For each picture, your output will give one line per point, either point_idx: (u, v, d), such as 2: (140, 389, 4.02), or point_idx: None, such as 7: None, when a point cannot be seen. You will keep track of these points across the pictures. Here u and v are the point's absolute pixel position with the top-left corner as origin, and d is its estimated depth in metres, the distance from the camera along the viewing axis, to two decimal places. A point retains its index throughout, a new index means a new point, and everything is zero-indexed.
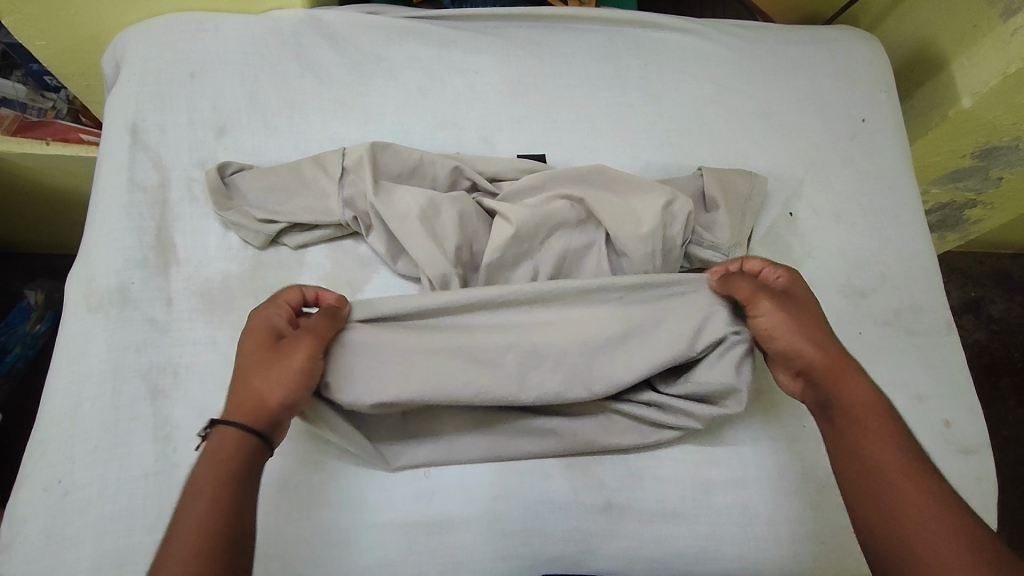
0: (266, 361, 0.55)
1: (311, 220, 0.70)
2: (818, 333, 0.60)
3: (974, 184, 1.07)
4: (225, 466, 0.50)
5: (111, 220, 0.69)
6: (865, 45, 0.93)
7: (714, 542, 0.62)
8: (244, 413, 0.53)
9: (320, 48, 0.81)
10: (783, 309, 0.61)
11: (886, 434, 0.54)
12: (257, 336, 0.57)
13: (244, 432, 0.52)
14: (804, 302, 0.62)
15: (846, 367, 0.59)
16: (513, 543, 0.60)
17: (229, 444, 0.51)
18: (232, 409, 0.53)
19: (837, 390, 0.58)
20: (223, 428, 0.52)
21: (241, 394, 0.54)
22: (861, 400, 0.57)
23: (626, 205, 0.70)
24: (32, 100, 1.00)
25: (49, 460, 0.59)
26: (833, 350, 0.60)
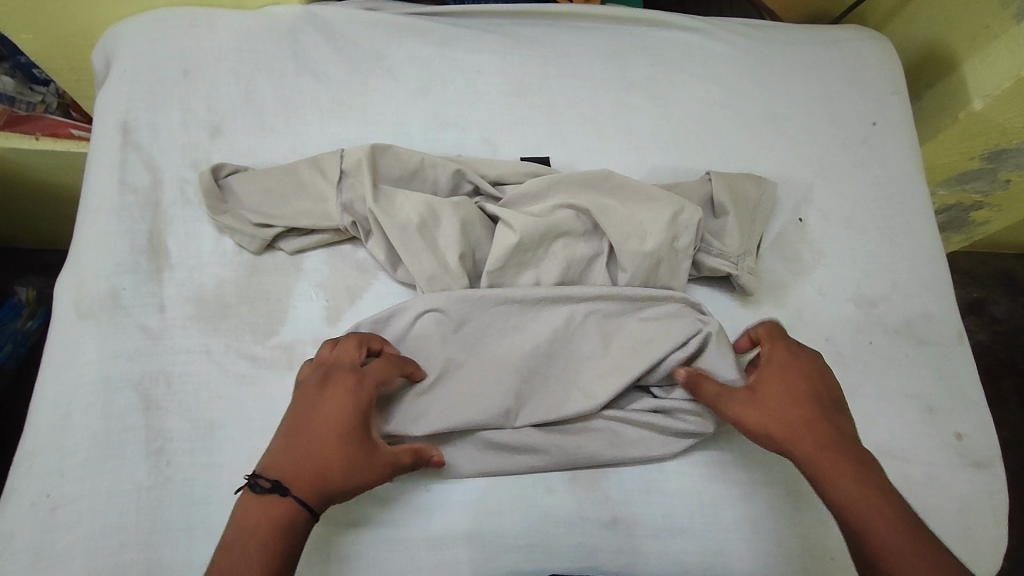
0: (355, 457, 0.52)
1: (308, 225, 0.67)
2: (792, 422, 0.56)
3: (982, 186, 1.05)
4: (276, 539, 0.48)
5: (102, 223, 0.67)
6: (875, 46, 0.91)
7: (722, 557, 0.61)
8: (312, 488, 0.50)
9: (317, 45, 0.78)
10: (746, 407, 0.58)
11: (875, 500, 0.51)
12: (352, 415, 0.53)
13: (301, 507, 0.49)
14: (777, 388, 0.59)
15: (834, 454, 0.54)
16: (516, 560, 0.58)
17: (285, 515, 0.49)
18: (300, 480, 0.50)
19: (823, 477, 0.54)
20: (284, 500, 0.49)
21: (313, 467, 0.51)
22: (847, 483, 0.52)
23: (635, 215, 0.68)
24: (21, 93, 0.97)
25: (38, 473, 0.57)
26: (815, 436, 0.55)
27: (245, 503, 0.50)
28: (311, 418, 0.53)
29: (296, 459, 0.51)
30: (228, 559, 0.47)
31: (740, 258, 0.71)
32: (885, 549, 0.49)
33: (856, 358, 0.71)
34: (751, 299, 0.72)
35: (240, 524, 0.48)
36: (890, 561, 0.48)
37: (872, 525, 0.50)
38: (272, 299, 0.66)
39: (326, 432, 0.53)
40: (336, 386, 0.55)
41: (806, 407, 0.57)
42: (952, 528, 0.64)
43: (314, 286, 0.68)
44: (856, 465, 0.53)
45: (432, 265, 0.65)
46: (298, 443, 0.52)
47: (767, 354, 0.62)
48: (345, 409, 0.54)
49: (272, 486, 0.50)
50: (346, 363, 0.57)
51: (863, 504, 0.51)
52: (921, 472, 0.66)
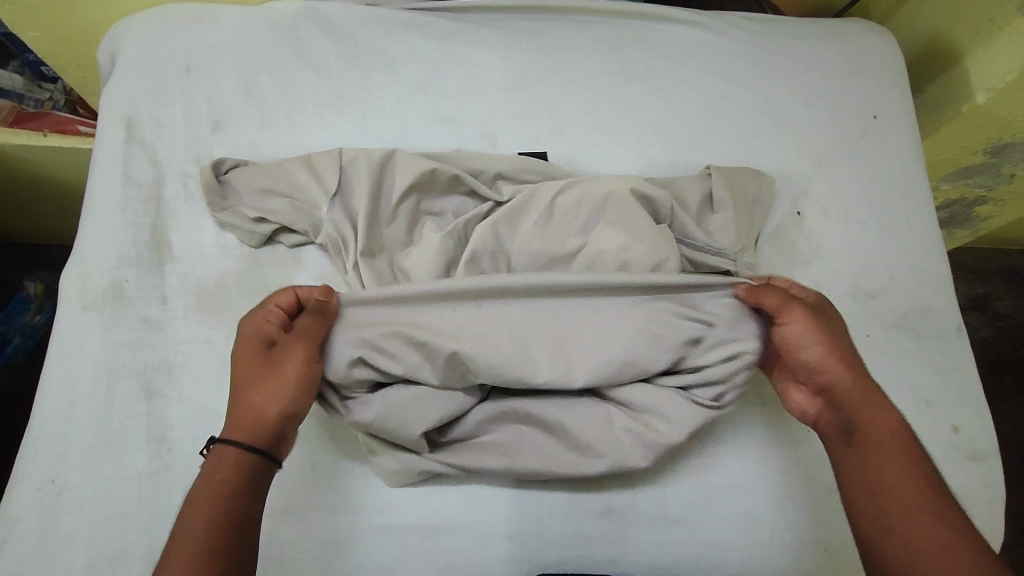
0: (258, 376, 0.53)
1: (304, 227, 0.68)
2: (843, 352, 0.58)
3: (986, 181, 1.05)
4: (214, 482, 0.49)
5: (106, 216, 0.68)
6: (877, 39, 0.91)
7: (716, 547, 0.61)
8: (237, 424, 0.52)
9: (319, 40, 0.79)
10: (814, 320, 0.59)
11: (903, 444, 0.53)
12: (252, 349, 0.55)
13: (229, 447, 0.50)
14: (835, 320, 0.60)
15: (872, 392, 0.56)
16: (509, 549, 0.59)
17: (220, 464, 0.50)
18: (229, 425, 0.52)
19: (863, 414, 0.55)
20: (217, 448, 0.51)
21: (234, 407, 0.53)
22: (885, 423, 0.54)
23: (630, 218, 0.68)
24: (29, 91, 0.99)
25: (42, 460, 0.58)
26: (863, 375, 0.57)
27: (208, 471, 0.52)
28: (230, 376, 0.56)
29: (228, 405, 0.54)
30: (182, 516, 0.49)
31: (738, 254, 0.71)
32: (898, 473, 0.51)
33: None
34: None
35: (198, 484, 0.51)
36: (909, 499, 0.49)
37: (901, 463, 0.52)
38: (272, 290, 0.67)
39: (238, 370, 0.54)
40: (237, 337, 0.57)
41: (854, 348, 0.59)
42: None
43: (313, 278, 0.69)
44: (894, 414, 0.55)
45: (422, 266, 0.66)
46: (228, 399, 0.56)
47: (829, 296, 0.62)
48: (244, 346, 0.55)
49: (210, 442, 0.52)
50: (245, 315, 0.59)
51: (895, 443, 0.53)
52: None
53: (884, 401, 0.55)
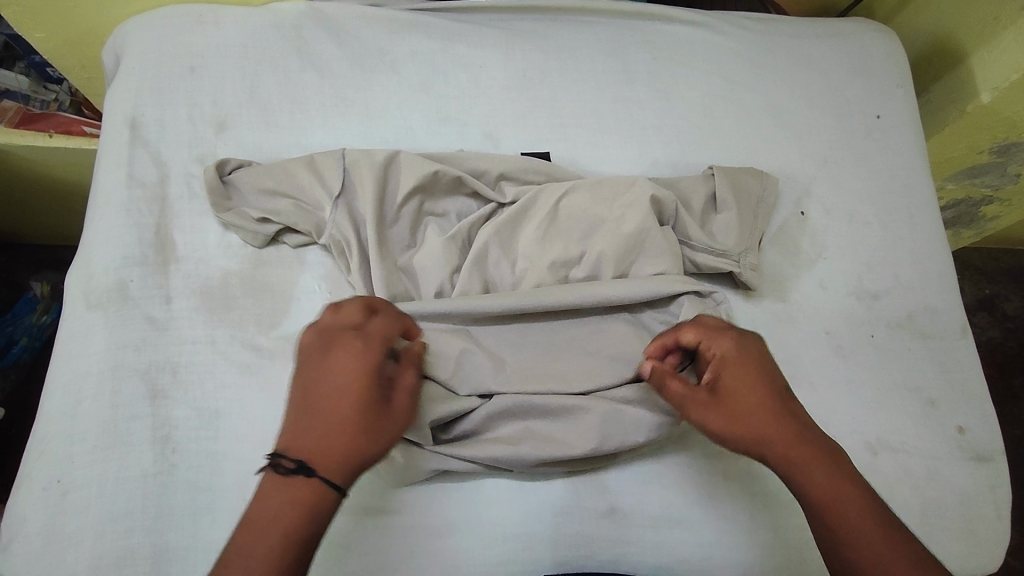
0: (371, 420, 0.49)
1: (306, 228, 0.68)
2: (763, 425, 0.52)
3: (992, 181, 1.04)
4: (304, 522, 0.45)
5: (111, 217, 0.69)
6: (881, 38, 0.91)
7: (720, 548, 0.61)
8: (339, 463, 0.47)
9: (322, 42, 0.80)
10: (715, 413, 0.53)
11: (848, 491, 0.50)
12: (368, 383, 0.50)
13: (329, 487, 0.46)
14: (740, 383, 0.53)
15: (805, 449, 0.51)
16: (513, 549, 0.59)
17: (313, 503, 0.46)
18: (324, 458, 0.47)
19: (802, 479, 0.50)
20: (314, 483, 0.46)
21: (333, 441, 0.47)
22: (825, 483, 0.50)
23: (637, 220, 0.68)
24: (35, 92, 0.99)
25: (48, 460, 0.59)
26: (788, 433, 0.52)
27: (267, 484, 0.46)
28: (315, 390, 0.50)
29: (318, 436, 0.48)
30: (251, 547, 0.44)
31: (741, 255, 0.71)
32: (862, 540, 0.48)
33: (857, 351, 0.71)
34: (753, 292, 0.72)
35: (260, 504, 0.46)
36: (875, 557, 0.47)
37: (849, 519, 0.48)
38: (276, 291, 0.68)
39: (342, 401, 0.49)
40: (343, 353, 0.51)
41: (777, 397, 0.53)
42: (953, 522, 0.64)
43: (317, 280, 0.69)
44: (828, 460, 0.51)
45: (427, 269, 0.67)
46: (300, 411, 0.49)
47: (727, 342, 0.56)
48: (360, 376, 0.50)
49: (296, 467, 0.46)
50: (343, 325, 0.53)
51: (839, 499, 0.49)
52: (923, 467, 0.66)
53: (817, 452, 0.51)
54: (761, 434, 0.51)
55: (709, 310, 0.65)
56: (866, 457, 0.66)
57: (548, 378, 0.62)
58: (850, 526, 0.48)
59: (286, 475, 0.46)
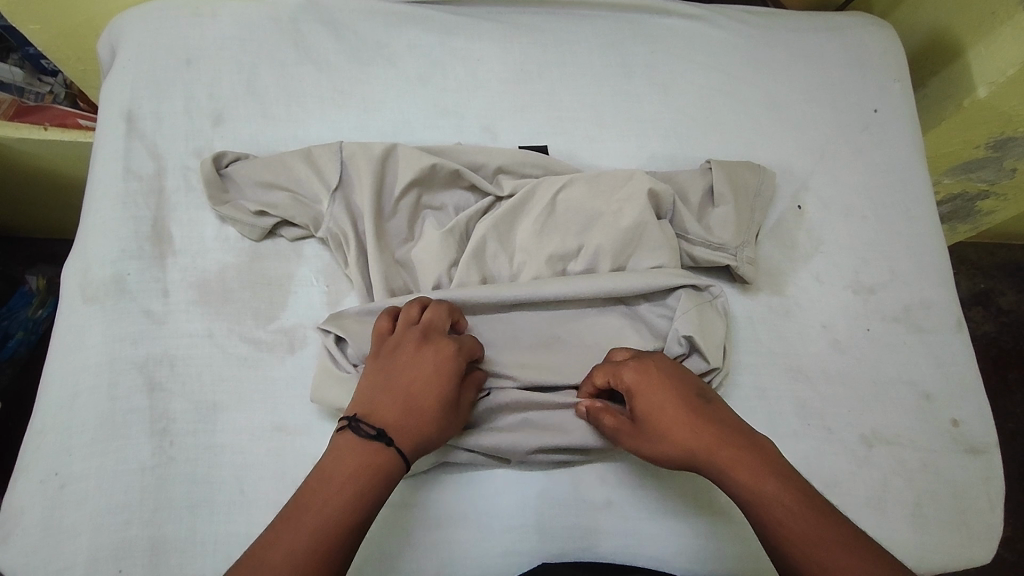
0: (445, 413, 0.54)
1: (303, 221, 0.68)
2: (683, 440, 0.53)
3: (988, 175, 1.05)
4: (373, 488, 0.49)
5: (108, 210, 0.68)
6: (879, 32, 0.91)
7: (715, 540, 0.61)
8: (411, 443, 0.51)
9: (319, 34, 0.79)
10: (641, 443, 0.55)
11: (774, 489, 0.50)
12: (449, 383, 0.54)
13: (398, 460, 0.50)
14: (651, 406, 0.55)
15: (728, 454, 0.52)
16: (510, 541, 0.59)
17: (383, 472, 0.49)
18: (400, 436, 0.51)
19: (731, 482, 0.51)
20: (388, 453, 0.50)
21: (414, 422, 0.52)
22: (750, 484, 0.50)
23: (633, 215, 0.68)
24: (29, 84, 0.98)
25: (46, 452, 0.59)
26: (702, 443, 0.52)
27: (346, 445, 0.50)
28: (399, 376, 0.53)
29: (400, 414, 0.52)
30: (322, 502, 0.47)
31: (739, 249, 0.71)
32: (795, 536, 0.48)
33: (853, 344, 0.72)
34: (750, 285, 0.73)
35: (336, 463, 0.49)
36: (810, 551, 0.47)
37: (776, 518, 0.49)
38: (274, 284, 0.67)
39: (427, 391, 0.53)
40: (434, 347, 0.55)
41: (692, 409, 0.54)
42: (946, 513, 0.65)
43: (314, 273, 0.69)
44: (751, 458, 0.51)
45: (425, 262, 0.67)
46: (384, 389, 0.53)
47: (632, 368, 0.57)
48: (448, 374, 0.54)
49: (376, 434, 0.50)
50: (436, 325, 0.57)
51: (767, 500, 0.49)
52: (917, 459, 0.67)
53: (737, 453, 0.52)
54: (683, 452, 0.53)
55: (707, 303, 0.66)
56: (862, 449, 0.66)
57: (542, 370, 0.63)
58: (779, 523, 0.49)
59: (370, 439, 0.50)
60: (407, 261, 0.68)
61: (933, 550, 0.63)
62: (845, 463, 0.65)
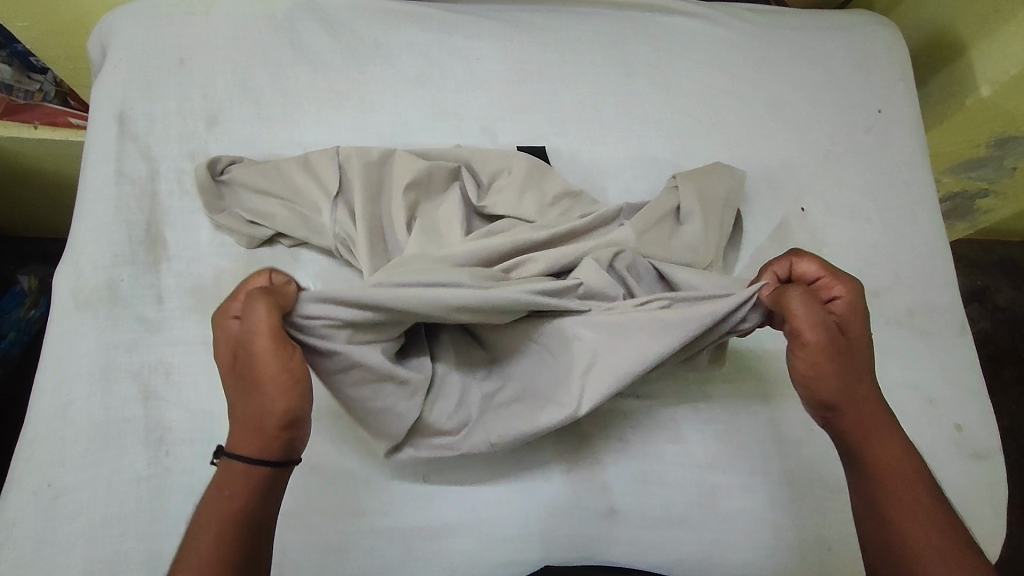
0: (242, 392, 0.46)
1: (301, 234, 0.67)
2: (864, 376, 0.50)
3: (988, 174, 1.04)
4: (225, 495, 0.45)
5: (99, 213, 0.67)
6: (883, 31, 0.90)
7: (719, 547, 0.61)
8: (237, 437, 0.46)
9: (315, 33, 0.78)
10: (837, 344, 0.49)
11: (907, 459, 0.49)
12: (235, 353, 0.46)
13: (239, 464, 0.45)
14: (858, 334, 0.51)
15: (882, 414, 0.51)
16: (512, 549, 0.58)
17: (229, 482, 0.45)
18: (230, 438, 0.47)
19: (873, 435, 0.50)
20: (225, 463, 0.46)
21: (233, 422, 0.47)
22: (890, 446, 0.50)
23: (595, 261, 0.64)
24: (18, 82, 0.94)
25: (38, 463, 0.57)
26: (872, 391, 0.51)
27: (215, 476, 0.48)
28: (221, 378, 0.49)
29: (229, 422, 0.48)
30: (188, 538, 0.44)
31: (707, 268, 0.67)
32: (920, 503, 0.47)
33: None
34: None
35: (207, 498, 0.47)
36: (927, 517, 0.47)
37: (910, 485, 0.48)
38: None
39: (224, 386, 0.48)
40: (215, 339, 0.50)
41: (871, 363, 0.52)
42: None
43: (312, 276, 0.67)
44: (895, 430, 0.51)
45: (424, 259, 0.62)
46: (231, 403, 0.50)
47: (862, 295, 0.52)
48: (222, 356, 0.47)
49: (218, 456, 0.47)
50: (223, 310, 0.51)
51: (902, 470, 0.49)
52: None
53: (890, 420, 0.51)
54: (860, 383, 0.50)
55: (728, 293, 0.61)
56: None
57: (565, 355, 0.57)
58: (912, 489, 0.48)
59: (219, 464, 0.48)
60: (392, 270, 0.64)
61: None
62: None
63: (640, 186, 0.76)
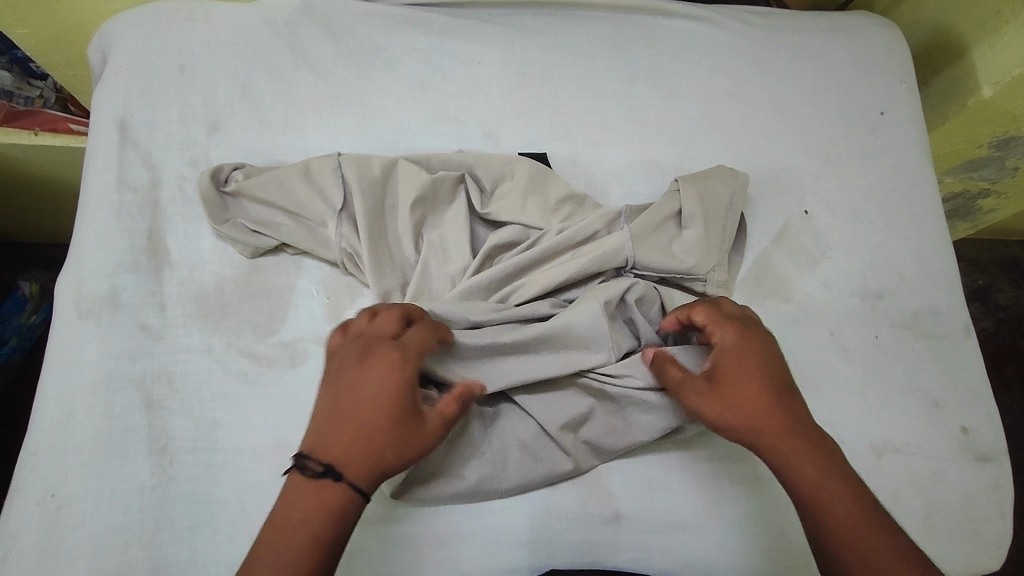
0: (406, 436, 0.50)
1: (307, 247, 0.67)
2: (760, 407, 0.54)
3: (990, 174, 1.04)
4: (333, 523, 0.47)
5: (101, 222, 0.67)
6: (884, 32, 0.90)
7: (726, 552, 0.60)
8: (362, 468, 0.49)
9: (316, 39, 0.78)
10: (712, 396, 0.55)
11: (838, 486, 0.51)
12: (402, 391, 0.51)
13: (354, 492, 0.48)
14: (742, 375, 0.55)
15: (800, 442, 0.53)
16: (518, 557, 0.58)
17: (344, 510, 0.48)
18: (353, 466, 0.49)
19: (790, 466, 0.52)
20: (343, 488, 0.48)
21: (365, 451, 0.49)
22: (811, 477, 0.51)
23: (596, 271, 0.65)
24: (18, 88, 0.94)
25: (41, 473, 0.57)
26: (777, 420, 0.53)
27: (296, 486, 0.48)
28: (342, 391, 0.52)
29: (347, 442, 0.49)
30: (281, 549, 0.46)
31: (711, 272, 0.68)
32: (847, 532, 0.49)
33: (863, 351, 0.71)
34: (746, 291, 0.72)
35: (286, 508, 0.47)
36: (855, 547, 0.48)
37: (834, 518, 0.50)
38: (273, 296, 0.66)
39: (378, 414, 0.50)
40: (379, 360, 0.52)
41: (776, 389, 0.55)
42: (958, 523, 0.64)
43: (314, 284, 0.67)
44: (820, 452, 0.52)
45: (423, 284, 0.65)
46: (335, 414, 0.51)
47: (733, 332, 0.57)
48: (398, 392, 0.51)
49: (324, 470, 0.48)
50: (383, 334, 0.54)
51: (827, 498, 0.50)
52: (927, 467, 0.66)
53: (810, 444, 0.53)
54: (751, 421, 0.54)
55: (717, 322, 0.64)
56: (872, 458, 0.66)
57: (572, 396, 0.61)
58: (837, 521, 0.49)
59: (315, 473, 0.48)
60: (397, 286, 0.66)
61: (943, 558, 0.62)
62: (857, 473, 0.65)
63: (643, 190, 0.76)
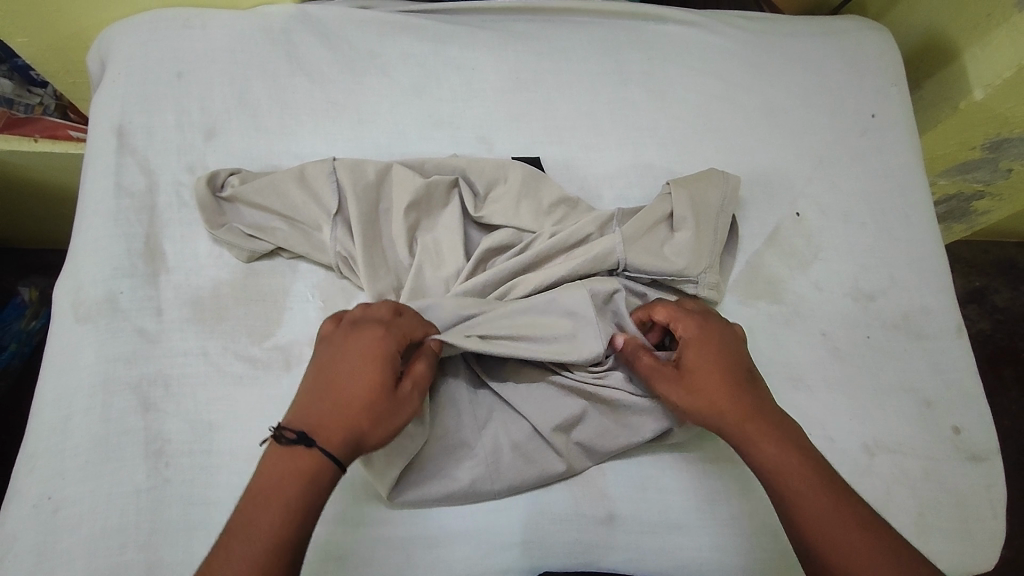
0: (378, 405, 0.52)
1: (302, 251, 0.68)
2: (724, 393, 0.56)
3: (983, 176, 1.04)
4: (305, 491, 0.48)
5: (98, 227, 0.67)
6: (875, 35, 0.91)
7: (718, 552, 0.61)
8: (337, 436, 0.50)
9: (312, 45, 0.78)
10: (679, 383, 0.57)
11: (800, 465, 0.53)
12: (376, 362, 0.53)
13: (326, 460, 0.49)
14: (705, 363, 0.58)
15: (762, 424, 0.55)
16: (511, 557, 0.58)
17: (316, 479, 0.48)
18: (324, 433, 0.50)
19: (755, 449, 0.54)
20: (314, 454, 0.49)
21: (338, 419, 0.51)
22: (775, 457, 0.53)
23: (587, 274, 0.66)
24: (18, 96, 0.95)
25: (39, 475, 0.58)
26: (740, 404, 0.56)
27: (273, 454, 0.49)
28: (326, 367, 0.53)
29: (321, 411, 0.51)
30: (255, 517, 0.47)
31: (701, 274, 0.68)
32: (810, 508, 0.51)
33: (854, 352, 0.71)
34: (738, 292, 0.72)
35: (260, 477, 0.48)
36: (819, 522, 0.50)
37: (798, 496, 0.51)
38: (269, 300, 0.67)
39: (351, 385, 0.52)
40: (357, 337, 0.54)
41: (737, 376, 0.57)
42: (950, 522, 0.64)
43: (310, 288, 0.68)
44: (781, 434, 0.55)
45: (417, 286, 0.66)
46: (312, 389, 0.52)
47: (695, 323, 0.60)
48: (372, 364, 0.53)
49: (297, 438, 0.49)
50: (361, 316, 0.56)
51: (791, 477, 0.52)
52: (919, 467, 0.66)
53: (773, 427, 0.55)
54: (716, 406, 0.56)
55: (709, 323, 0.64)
56: (864, 458, 0.66)
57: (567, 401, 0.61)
58: (801, 499, 0.51)
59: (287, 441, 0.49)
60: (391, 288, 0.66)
61: (936, 558, 0.63)
62: (849, 473, 0.65)
63: (636, 193, 0.77)
